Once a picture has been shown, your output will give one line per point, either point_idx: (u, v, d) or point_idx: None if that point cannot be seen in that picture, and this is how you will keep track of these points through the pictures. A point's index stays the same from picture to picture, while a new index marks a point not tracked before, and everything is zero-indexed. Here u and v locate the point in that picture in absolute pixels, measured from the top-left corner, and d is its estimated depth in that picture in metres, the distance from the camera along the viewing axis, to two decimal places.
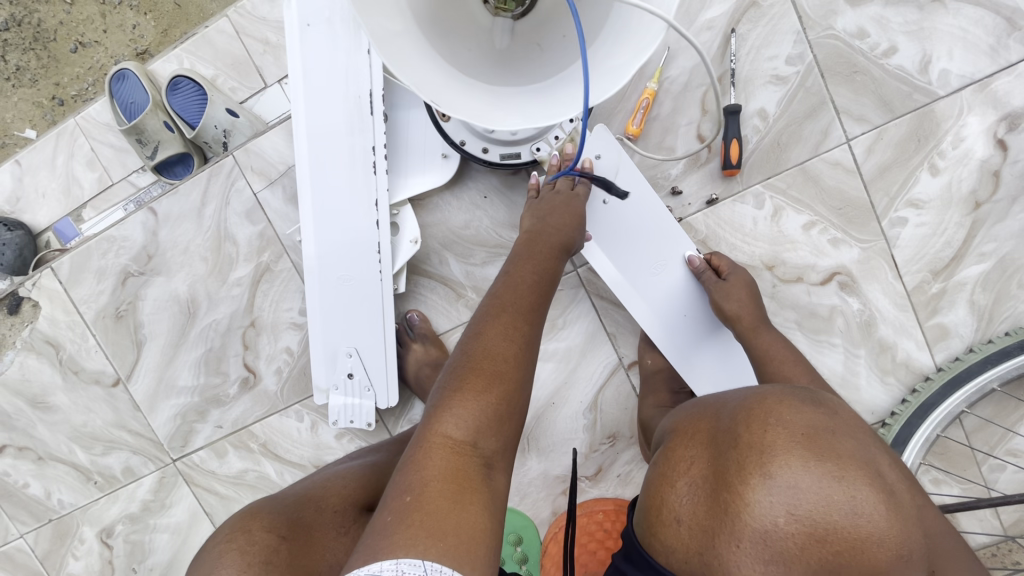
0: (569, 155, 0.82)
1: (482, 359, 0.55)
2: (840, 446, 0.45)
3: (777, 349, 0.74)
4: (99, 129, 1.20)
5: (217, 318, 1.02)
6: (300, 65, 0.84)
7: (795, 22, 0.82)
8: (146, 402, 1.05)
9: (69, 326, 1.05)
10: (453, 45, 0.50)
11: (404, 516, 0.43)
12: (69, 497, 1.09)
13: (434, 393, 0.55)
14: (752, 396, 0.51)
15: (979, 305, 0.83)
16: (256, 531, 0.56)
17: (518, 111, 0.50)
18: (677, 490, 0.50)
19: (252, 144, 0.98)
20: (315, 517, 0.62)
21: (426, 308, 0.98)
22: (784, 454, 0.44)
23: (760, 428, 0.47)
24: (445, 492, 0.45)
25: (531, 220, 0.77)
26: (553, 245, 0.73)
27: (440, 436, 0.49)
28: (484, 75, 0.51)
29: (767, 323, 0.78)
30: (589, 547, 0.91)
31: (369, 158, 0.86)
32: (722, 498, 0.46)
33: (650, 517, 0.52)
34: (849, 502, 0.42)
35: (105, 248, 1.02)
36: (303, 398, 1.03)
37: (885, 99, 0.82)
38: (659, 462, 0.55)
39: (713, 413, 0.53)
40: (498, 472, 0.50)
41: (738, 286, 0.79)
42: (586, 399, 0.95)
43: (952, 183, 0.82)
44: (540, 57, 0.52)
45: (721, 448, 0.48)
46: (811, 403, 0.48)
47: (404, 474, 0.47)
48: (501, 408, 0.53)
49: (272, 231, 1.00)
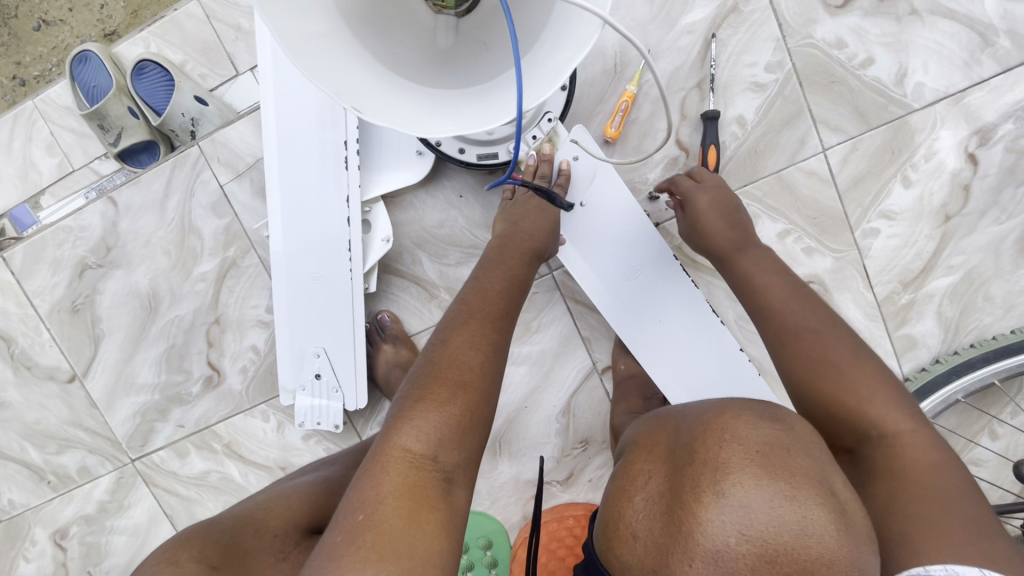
0: (546, 155, 0.79)
1: (448, 367, 0.57)
2: (794, 464, 0.45)
3: (759, 273, 0.72)
4: (60, 112, 1.14)
5: (181, 313, 0.98)
6: (271, 57, 0.82)
7: (774, 29, 0.82)
8: (104, 399, 1.01)
9: (22, 319, 1.00)
10: (389, 44, 0.49)
11: (355, 538, 0.45)
12: (22, 497, 1.05)
13: (396, 402, 0.56)
14: (711, 411, 0.51)
15: (946, 317, 0.84)
16: (185, 563, 0.56)
17: (450, 117, 0.48)
18: (634, 506, 0.49)
19: (220, 134, 0.94)
20: (253, 542, 0.62)
21: (398, 308, 0.95)
22: (738, 472, 0.44)
23: (715, 444, 0.47)
24: (399, 511, 0.47)
25: (503, 223, 0.76)
26: (524, 252, 0.71)
27: (399, 450, 0.51)
28: (418, 76, 0.49)
29: (751, 241, 0.75)
30: (558, 553, 0.90)
31: (340, 153, 0.83)
32: (676, 514, 0.45)
33: (608, 532, 0.52)
34: (800, 522, 0.42)
35: (62, 238, 0.97)
36: (269, 398, 0.99)
37: (862, 110, 0.82)
38: (619, 475, 0.54)
39: (673, 427, 0.53)
40: (459, 487, 0.52)
41: (703, 211, 0.75)
42: (558, 404, 0.94)
43: (924, 196, 0.82)
44: (479, 60, 0.50)
45: (678, 463, 0.48)
46: (768, 418, 0.49)
47: (359, 489, 0.49)
48: (461, 419, 0.54)
49: (238, 225, 0.95)
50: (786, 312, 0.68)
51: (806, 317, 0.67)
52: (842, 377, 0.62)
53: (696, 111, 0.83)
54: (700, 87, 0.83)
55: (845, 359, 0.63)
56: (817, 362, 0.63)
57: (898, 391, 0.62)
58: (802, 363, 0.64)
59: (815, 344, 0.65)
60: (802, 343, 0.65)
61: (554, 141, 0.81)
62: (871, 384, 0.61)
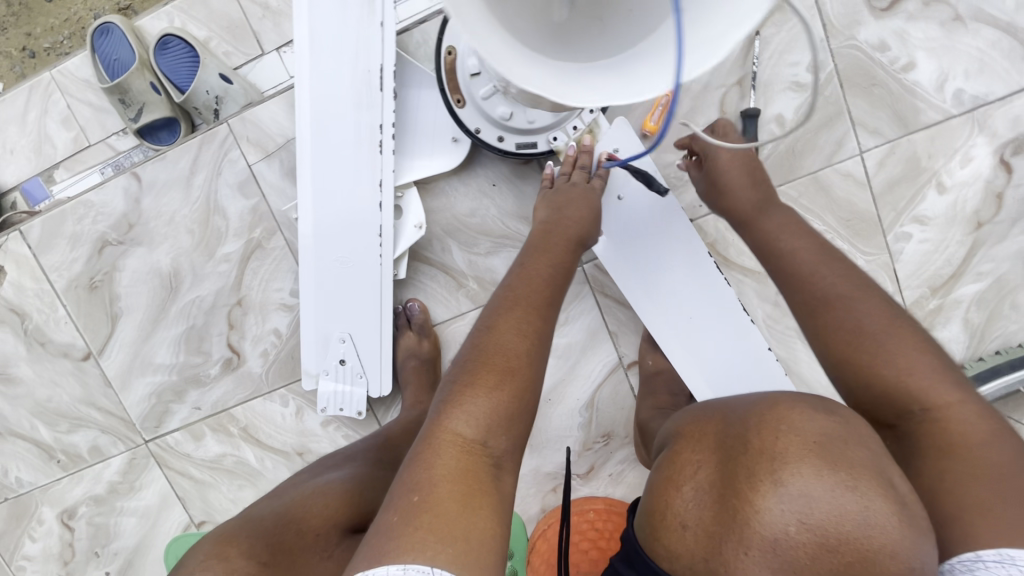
0: (586, 146, 0.79)
1: (494, 354, 0.57)
2: (851, 456, 0.45)
3: (782, 233, 0.71)
4: (77, 85, 1.12)
5: (202, 294, 0.96)
6: (308, 34, 0.80)
7: (818, 29, 0.82)
8: (119, 379, 1.00)
9: (37, 295, 0.98)
10: (508, 18, 0.45)
11: (411, 518, 0.45)
12: (30, 476, 1.04)
13: (443, 387, 0.56)
14: (761, 403, 0.53)
15: (973, 323, 0.84)
16: (234, 559, 0.58)
17: (583, 87, 0.46)
18: (683, 495, 0.51)
19: (250, 112, 0.93)
20: (297, 540, 0.64)
21: (425, 297, 0.94)
22: (796, 462, 0.45)
23: (771, 435, 0.47)
24: (453, 494, 0.47)
25: (545, 210, 0.75)
26: (569, 240, 0.71)
27: (450, 434, 0.51)
28: (541, 48, 0.46)
29: (772, 201, 0.74)
30: (582, 546, 0.90)
31: (376, 136, 0.82)
32: (730, 503, 0.46)
33: (654, 522, 0.53)
34: (863, 512, 0.42)
35: (82, 213, 0.96)
36: (289, 382, 0.98)
37: (900, 115, 0.82)
38: (664, 466, 0.56)
39: (723, 418, 0.54)
40: (506, 473, 0.52)
41: (724, 170, 0.75)
42: (583, 397, 0.94)
43: (958, 203, 0.83)
44: (601, 34, 0.48)
45: (731, 452, 0.49)
46: (823, 411, 0.49)
47: (412, 471, 0.50)
48: (511, 406, 0.54)
49: (265, 207, 0.94)
50: (807, 274, 0.66)
51: (825, 273, 0.65)
52: (881, 350, 0.58)
53: (736, 108, 0.83)
54: (742, 84, 0.82)
55: (883, 329, 0.59)
56: (852, 333, 0.60)
57: (943, 363, 0.57)
58: (836, 333, 0.61)
59: (849, 316, 0.61)
60: (833, 313, 0.62)
61: (595, 133, 0.82)
62: (915, 356, 0.57)
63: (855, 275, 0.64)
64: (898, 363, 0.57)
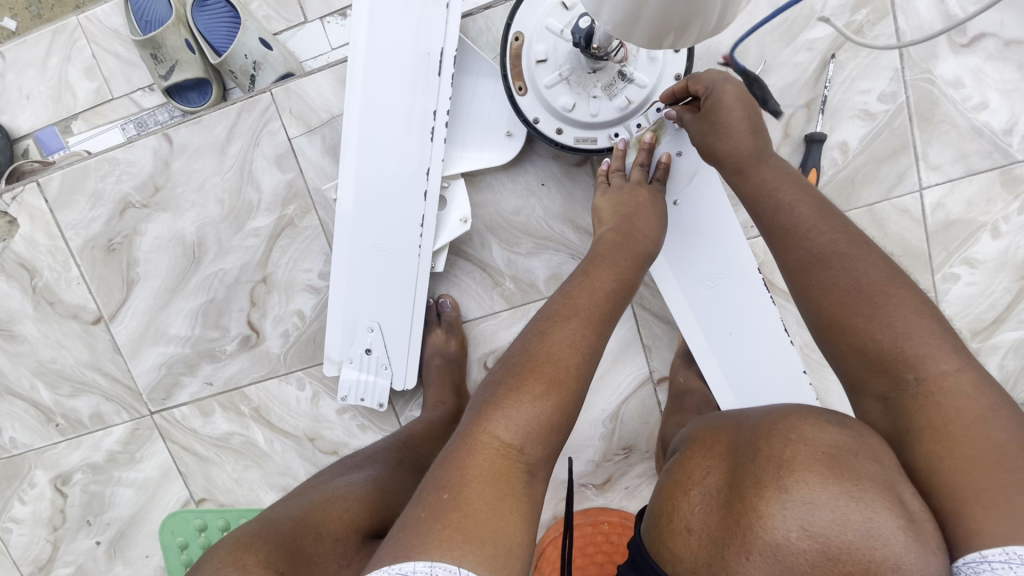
0: (647, 143, 0.77)
1: (545, 361, 0.53)
2: (863, 467, 0.40)
3: (780, 185, 0.61)
4: (104, 34, 1.06)
5: (225, 267, 0.93)
6: (368, 7, 0.76)
7: (894, 58, 0.80)
8: (128, 346, 0.96)
9: (49, 251, 0.94)
10: None
11: (439, 514, 0.42)
12: (24, 437, 1.00)
13: (482, 390, 0.53)
14: (776, 411, 0.47)
15: (1008, 369, 0.83)
16: (251, 567, 0.56)
17: None
18: (690, 499, 0.45)
19: (295, 83, 0.89)
20: (316, 547, 0.61)
21: (459, 293, 0.92)
22: (802, 469, 0.39)
23: (781, 442, 0.42)
24: (480, 492, 0.44)
25: (612, 218, 0.73)
26: (638, 253, 0.68)
27: (489, 436, 0.48)
28: None
29: (767, 152, 0.66)
30: (596, 558, 0.89)
31: (428, 123, 0.79)
32: (735, 509, 0.41)
33: (660, 525, 0.47)
34: (865, 523, 0.37)
35: (106, 170, 0.92)
36: (308, 366, 0.95)
37: (965, 154, 0.81)
38: (673, 470, 0.50)
39: (734, 426, 0.48)
40: (539, 481, 0.49)
41: (735, 109, 0.67)
42: (609, 408, 0.93)
43: (1010, 249, 0.82)
44: None
45: (740, 460, 0.44)
46: (837, 423, 0.43)
47: (442, 470, 0.46)
48: (553, 418, 0.50)
49: (302, 183, 0.90)
50: (806, 227, 0.57)
51: (819, 226, 0.56)
52: (877, 312, 0.49)
53: (801, 130, 0.82)
54: (810, 106, 0.81)
55: (882, 290, 0.50)
56: (846, 292, 0.51)
57: (946, 330, 0.48)
58: (827, 295, 0.52)
59: (845, 274, 0.52)
60: (829, 271, 0.53)
61: (658, 132, 0.78)
62: (913, 319, 0.48)
63: (854, 231, 0.56)
64: (896, 326, 0.48)
